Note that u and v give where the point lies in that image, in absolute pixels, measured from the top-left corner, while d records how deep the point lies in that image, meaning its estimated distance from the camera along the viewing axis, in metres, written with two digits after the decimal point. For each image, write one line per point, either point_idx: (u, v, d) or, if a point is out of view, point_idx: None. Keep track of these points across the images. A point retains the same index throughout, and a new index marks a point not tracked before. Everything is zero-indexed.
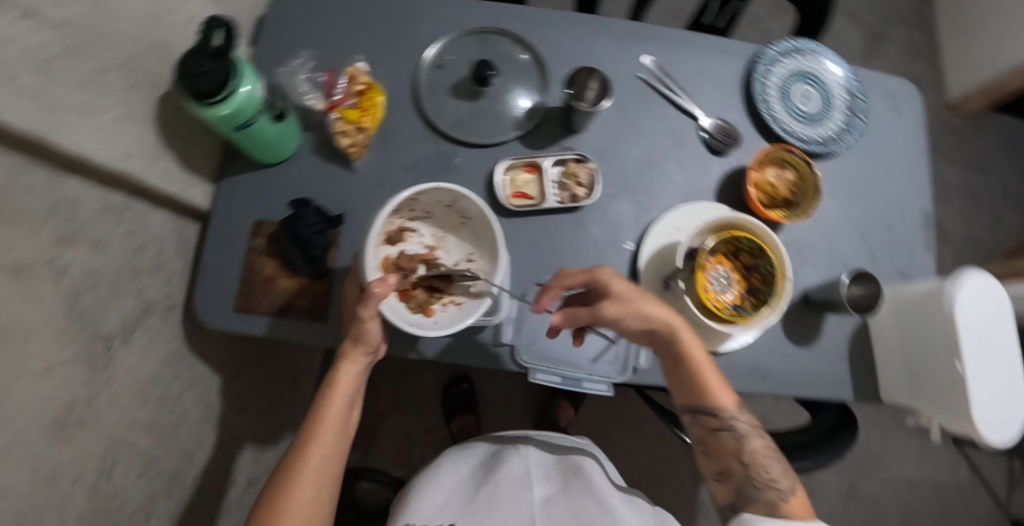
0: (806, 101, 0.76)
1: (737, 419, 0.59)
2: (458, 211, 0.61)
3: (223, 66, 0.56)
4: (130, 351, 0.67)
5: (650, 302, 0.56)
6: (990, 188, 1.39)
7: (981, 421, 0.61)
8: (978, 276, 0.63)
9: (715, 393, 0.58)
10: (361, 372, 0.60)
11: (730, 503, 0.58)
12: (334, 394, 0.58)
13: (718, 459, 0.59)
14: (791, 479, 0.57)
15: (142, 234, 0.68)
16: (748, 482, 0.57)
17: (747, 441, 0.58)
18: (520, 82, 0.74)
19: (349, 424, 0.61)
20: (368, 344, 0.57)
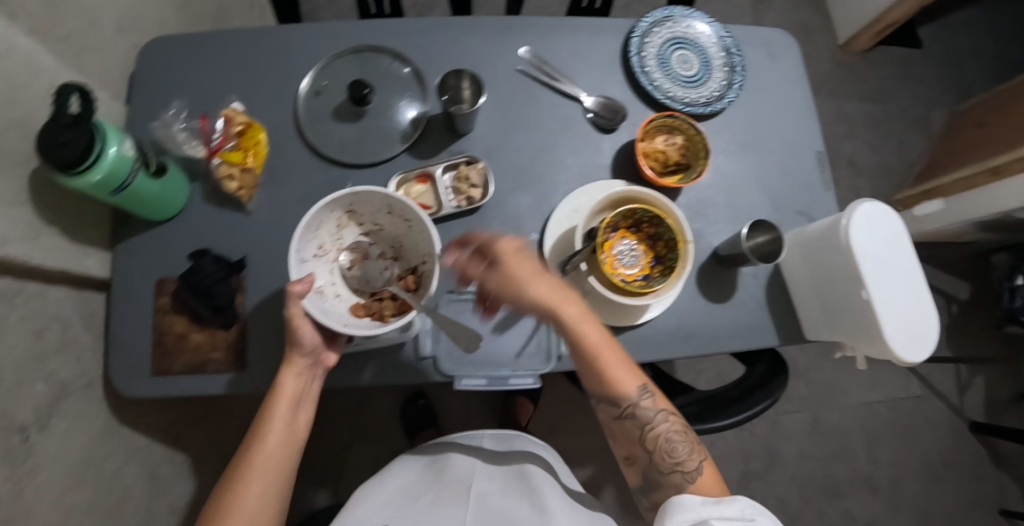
0: (685, 65, 0.78)
1: (641, 404, 0.60)
2: (397, 215, 0.61)
3: (85, 133, 0.55)
4: (50, 438, 0.65)
5: (541, 279, 0.58)
6: (895, 114, 1.44)
7: (897, 342, 0.64)
8: (868, 205, 0.66)
9: (618, 380, 0.59)
10: (305, 378, 0.60)
11: (642, 485, 0.62)
12: (279, 400, 0.58)
13: (624, 444, 0.62)
14: (698, 460, 0.58)
15: (40, 316, 0.65)
16: (655, 467, 0.59)
17: (654, 426, 0.60)
18: (401, 95, 0.74)
19: (299, 428, 0.62)
20: (302, 348, 0.57)
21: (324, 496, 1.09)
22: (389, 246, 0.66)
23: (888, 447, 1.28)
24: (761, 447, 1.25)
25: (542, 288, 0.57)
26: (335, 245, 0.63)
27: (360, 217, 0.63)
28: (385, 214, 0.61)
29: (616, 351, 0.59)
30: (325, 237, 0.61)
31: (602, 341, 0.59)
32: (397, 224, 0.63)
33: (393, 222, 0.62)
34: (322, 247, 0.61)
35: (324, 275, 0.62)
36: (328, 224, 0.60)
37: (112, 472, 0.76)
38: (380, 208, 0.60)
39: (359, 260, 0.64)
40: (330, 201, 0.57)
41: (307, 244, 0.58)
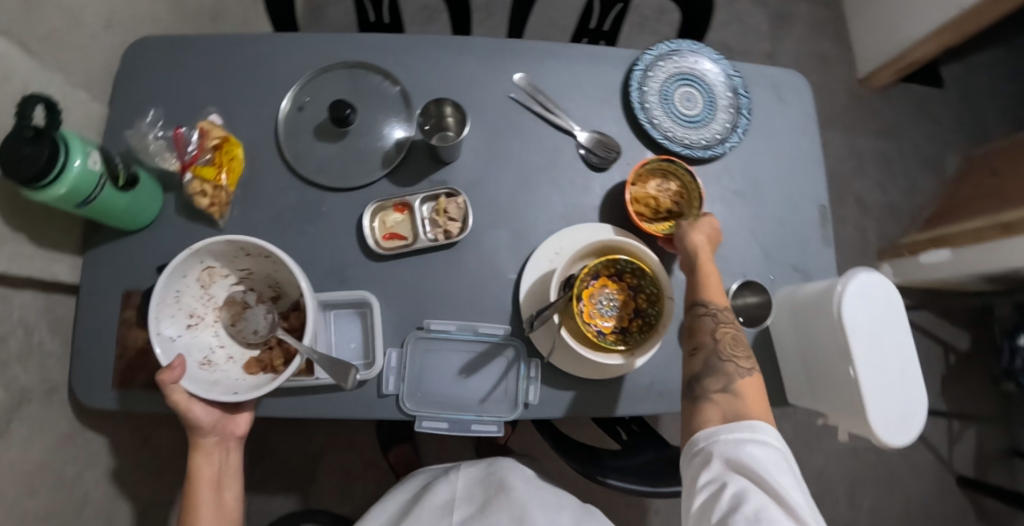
0: (687, 103, 0.74)
1: (724, 310, 0.59)
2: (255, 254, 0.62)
3: (46, 147, 0.53)
4: (8, 445, 0.65)
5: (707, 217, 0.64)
6: (910, 151, 1.39)
7: (880, 424, 0.62)
8: (866, 277, 0.63)
9: (711, 285, 0.60)
10: (218, 454, 0.65)
11: (694, 375, 0.56)
12: (198, 482, 0.63)
13: (693, 337, 0.58)
14: (755, 370, 0.56)
15: (4, 321, 0.64)
16: (714, 353, 0.56)
17: (728, 326, 0.58)
18: (387, 115, 0.71)
19: (229, 505, 0.65)
20: (199, 429, 0.62)
21: (293, 502, 1.09)
22: (266, 287, 0.67)
23: (869, 494, 1.26)
24: None
25: (700, 247, 0.62)
26: (208, 306, 0.65)
27: (222, 272, 0.64)
28: (243, 258, 0.63)
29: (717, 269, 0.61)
30: (191, 303, 0.63)
31: (716, 271, 0.61)
32: (265, 261, 0.63)
33: (260, 262, 0.64)
34: (192, 316, 0.63)
35: (206, 343, 0.64)
36: (187, 289, 0.62)
37: (71, 477, 0.75)
38: (236, 254, 0.62)
39: (239, 312, 0.66)
40: (177, 266, 0.59)
41: (170, 321, 0.61)
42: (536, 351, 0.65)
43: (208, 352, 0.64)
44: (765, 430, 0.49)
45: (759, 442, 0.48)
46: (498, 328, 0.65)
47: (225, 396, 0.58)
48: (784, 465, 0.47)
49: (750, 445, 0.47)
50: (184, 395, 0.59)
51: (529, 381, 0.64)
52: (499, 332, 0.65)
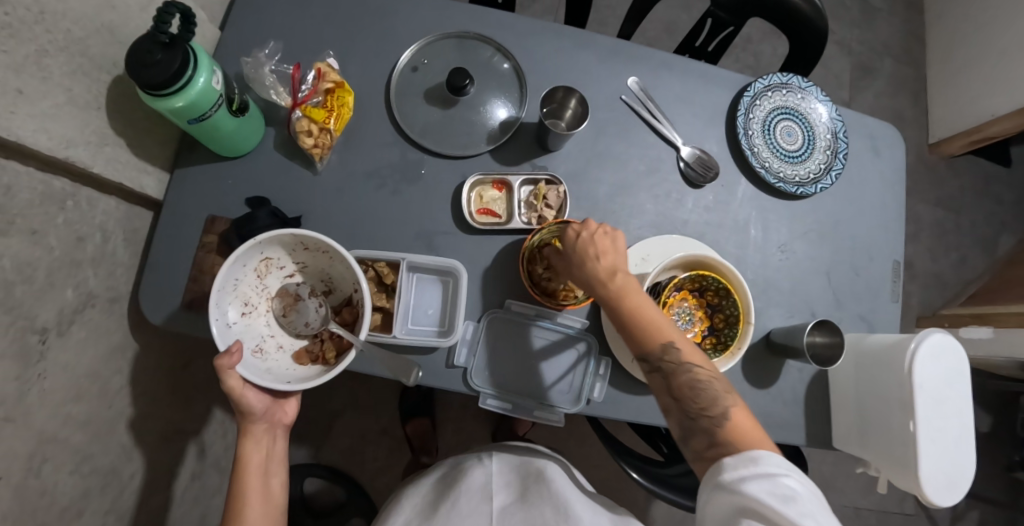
0: (788, 138, 0.75)
1: (666, 356, 0.55)
2: (313, 249, 0.62)
3: (177, 56, 0.53)
4: (65, 346, 0.65)
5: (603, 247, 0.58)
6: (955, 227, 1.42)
7: (929, 481, 0.62)
8: (939, 337, 0.64)
9: (638, 334, 0.56)
10: (266, 442, 0.67)
11: (678, 437, 0.55)
12: (247, 466, 0.65)
13: (658, 396, 0.57)
14: (726, 403, 0.53)
15: (84, 223, 0.65)
16: (684, 413, 0.54)
17: (678, 375, 0.54)
18: (498, 93, 0.71)
19: (275, 492, 0.68)
20: (251, 415, 0.64)
21: (303, 454, 1.10)
22: (319, 280, 0.68)
23: None
24: None
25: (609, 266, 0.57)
26: (262, 296, 0.66)
27: (277, 263, 0.65)
28: (302, 251, 0.64)
29: (648, 309, 0.56)
30: (247, 291, 0.63)
31: (644, 311, 0.56)
32: (319, 255, 0.64)
33: (317, 257, 0.65)
34: (247, 304, 0.64)
35: (259, 332, 0.65)
36: (246, 278, 0.62)
37: (114, 388, 0.76)
38: (295, 247, 0.63)
39: (290, 303, 0.67)
40: (239, 255, 0.59)
41: (227, 307, 0.61)
42: (607, 351, 0.66)
43: (260, 340, 0.64)
44: (766, 460, 0.47)
45: (764, 473, 0.46)
46: (577, 320, 0.66)
47: (281, 384, 0.59)
48: (797, 493, 0.45)
49: (754, 482, 0.46)
50: (238, 382, 0.60)
51: (596, 378, 0.65)
52: (577, 324, 0.66)
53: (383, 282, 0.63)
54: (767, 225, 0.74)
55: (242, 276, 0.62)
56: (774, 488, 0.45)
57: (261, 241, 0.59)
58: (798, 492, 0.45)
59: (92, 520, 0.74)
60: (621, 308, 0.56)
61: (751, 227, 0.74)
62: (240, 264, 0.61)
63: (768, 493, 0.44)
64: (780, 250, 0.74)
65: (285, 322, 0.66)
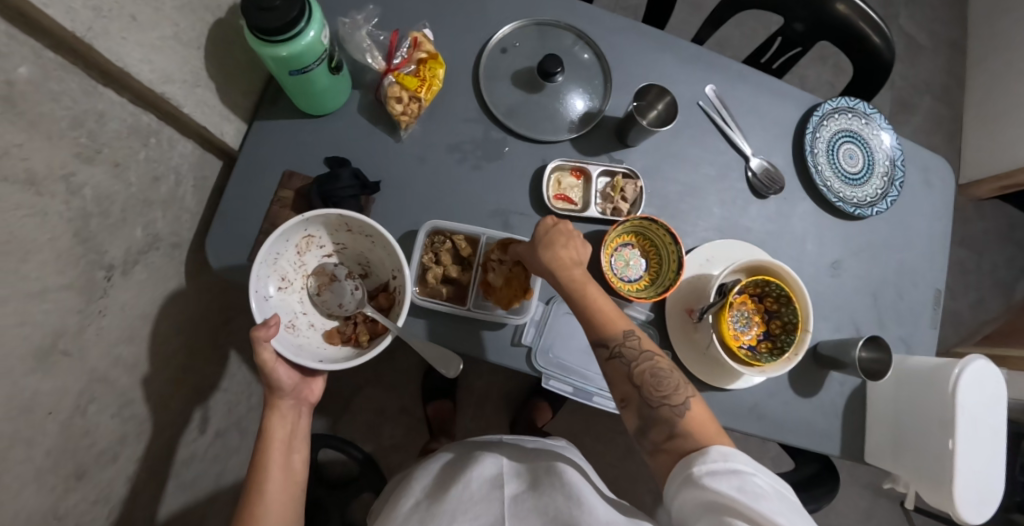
0: (850, 160, 0.78)
1: (627, 343, 0.55)
2: (357, 231, 0.62)
3: (296, 5, 0.52)
4: (128, 284, 0.65)
5: (564, 241, 0.56)
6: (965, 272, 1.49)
7: (961, 498, 0.64)
8: (981, 362, 0.66)
9: (597, 318, 0.55)
10: (291, 418, 0.62)
11: (636, 428, 0.54)
12: (271, 441, 0.59)
13: (616, 385, 0.55)
14: (685, 394, 0.53)
15: (162, 163, 0.65)
16: (643, 402, 0.53)
17: (639, 362, 0.54)
18: (582, 83, 0.72)
19: (297, 470, 0.61)
20: (283, 387, 0.59)
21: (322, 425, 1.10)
22: (356, 263, 0.68)
23: None
24: None
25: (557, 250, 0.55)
26: (298, 272, 0.65)
27: (317, 241, 0.64)
28: (344, 232, 0.63)
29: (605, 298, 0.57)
30: (285, 266, 0.62)
31: (601, 299, 0.56)
32: (361, 238, 0.64)
33: (359, 239, 0.64)
34: (284, 279, 0.62)
35: (292, 307, 0.63)
36: (287, 253, 0.61)
37: (162, 334, 0.75)
38: (339, 227, 0.62)
39: (326, 282, 0.66)
40: (287, 230, 0.58)
41: (266, 281, 0.60)
42: (666, 344, 0.69)
43: (293, 315, 0.63)
44: (735, 458, 0.46)
45: (734, 469, 0.45)
46: (643, 312, 0.68)
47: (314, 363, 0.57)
48: (766, 491, 0.43)
49: (723, 481, 0.44)
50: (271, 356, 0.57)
51: None
52: (642, 315, 0.68)
53: (460, 256, 0.65)
54: (822, 241, 0.77)
55: (283, 251, 0.61)
56: (742, 485, 0.43)
57: (308, 218, 0.58)
58: (766, 490, 0.44)
59: (122, 465, 0.72)
60: (581, 291, 0.55)
61: (808, 242, 0.76)
62: (282, 241, 0.60)
63: (735, 491, 0.43)
64: (831, 267, 0.77)
65: (316, 301, 0.65)
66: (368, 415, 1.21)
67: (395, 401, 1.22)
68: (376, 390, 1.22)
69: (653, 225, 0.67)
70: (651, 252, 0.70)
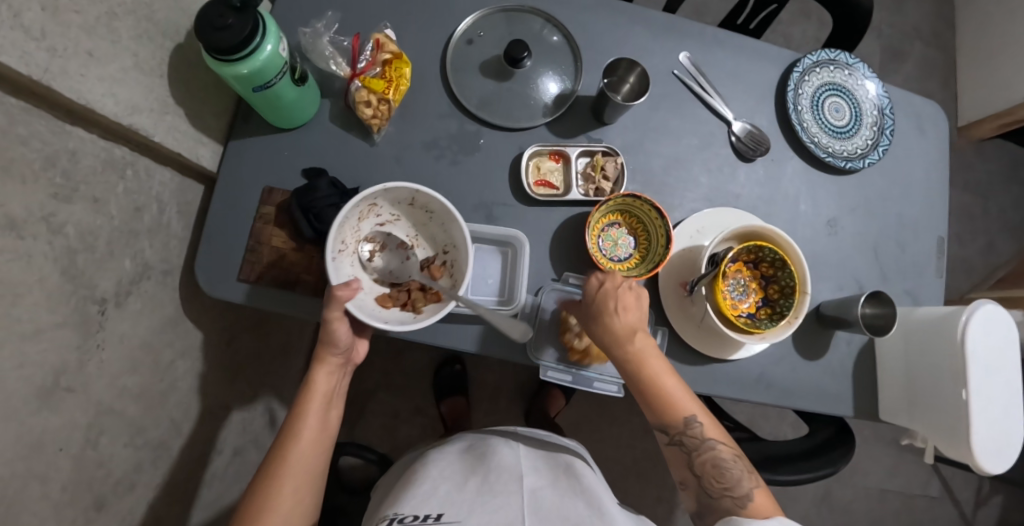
0: (836, 113, 0.76)
1: (689, 431, 0.55)
2: (420, 207, 0.62)
3: (249, 21, 0.52)
4: (123, 316, 0.65)
5: (625, 310, 0.56)
6: (973, 215, 1.46)
7: (980, 448, 0.63)
8: (991, 306, 0.64)
9: (669, 401, 0.55)
10: (336, 375, 0.62)
11: (695, 511, 0.56)
12: (312, 398, 0.60)
13: (676, 467, 0.57)
14: (750, 485, 0.53)
15: (142, 193, 0.65)
16: (703, 489, 0.55)
17: (700, 451, 0.55)
18: (552, 66, 0.71)
19: (331, 426, 0.62)
20: (335, 344, 0.59)
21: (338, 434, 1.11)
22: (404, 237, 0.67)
23: None
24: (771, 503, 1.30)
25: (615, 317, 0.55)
26: (352, 237, 0.63)
27: (378, 211, 0.63)
28: (407, 205, 0.63)
29: (671, 379, 0.56)
30: (347, 230, 0.60)
31: (662, 380, 0.56)
32: (420, 213, 0.64)
33: (415, 214, 0.64)
34: (343, 242, 0.60)
35: (346, 271, 0.61)
36: (352, 217, 0.60)
37: (167, 361, 0.76)
38: (404, 200, 0.62)
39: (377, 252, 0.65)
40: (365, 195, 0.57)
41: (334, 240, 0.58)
42: (664, 321, 0.68)
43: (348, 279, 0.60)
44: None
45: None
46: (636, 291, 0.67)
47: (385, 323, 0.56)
48: None
49: None
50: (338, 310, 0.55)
51: None
52: None
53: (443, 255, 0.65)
54: (816, 200, 0.75)
55: (351, 215, 0.59)
56: None
57: (387, 188, 0.58)
58: None
59: (142, 492, 0.74)
60: (642, 375, 0.55)
61: (802, 202, 0.74)
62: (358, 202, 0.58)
63: None
64: (827, 225, 0.75)
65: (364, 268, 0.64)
66: (383, 419, 1.22)
67: (408, 403, 1.23)
68: (389, 394, 1.23)
69: (636, 201, 0.66)
70: (639, 229, 0.69)
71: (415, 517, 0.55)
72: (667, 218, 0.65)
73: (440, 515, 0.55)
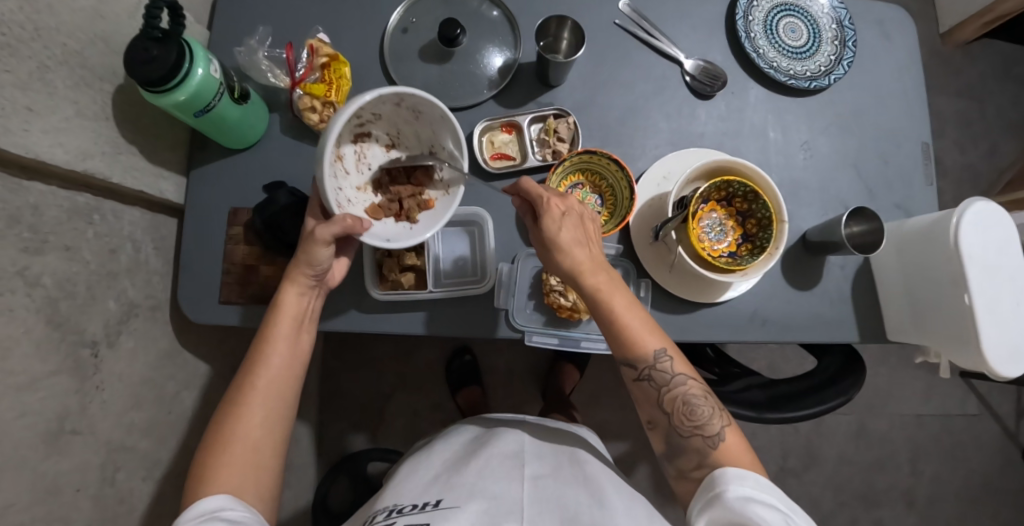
0: (792, 34, 0.73)
1: (657, 366, 0.54)
2: (409, 108, 0.54)
3: (172, 50, 0.52)
4: (117, 355, 0.67)
5: (582, 243, 0.54)
6: (971, 121, 1.40)
7: (993, 352, 0.59)
8: (981, 204, 0.60)
9: (637, 336, 0.53)
10: (307, 297, 0.58)
11: (664, 452, 0.55)
12: (281, 319, 0.56)
13: (645, 407, 0.56)
14: (720, 425, 0.52)
15: (114, 235, 0.67)
16: (673, 428, 0.54)
17: (670, 388, 0.54)
18: (491, 39, 0.70)
19: (302, 351, 0.58)
20: (313, 266, 0.56)
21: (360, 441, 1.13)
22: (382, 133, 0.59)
23: (933, 463, 1.28)
24: (804, 445, 1.28)
25: (575, 249, 0.54)
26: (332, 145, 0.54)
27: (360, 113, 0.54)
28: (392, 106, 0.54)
29: (639, 312, 0.55)
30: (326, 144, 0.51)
31: (628, 313, 0.54)
32: (403, 113, 0.56)
33: (398, 114, 0.56)
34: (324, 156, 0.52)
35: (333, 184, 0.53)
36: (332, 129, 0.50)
37: (171, 393, 0.78)
38: (390, 101, 0.52)
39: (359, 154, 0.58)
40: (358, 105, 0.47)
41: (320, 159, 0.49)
42: (645, 273, 0.67)
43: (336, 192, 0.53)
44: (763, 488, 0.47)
45: (766, 501, 0.46)
46: (611, 247, 0.67)
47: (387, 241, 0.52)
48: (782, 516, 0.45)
49: (758, 506, 0.45)
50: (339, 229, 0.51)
51: (639, 302, 0.66)
52: (612, 251, 0.67)
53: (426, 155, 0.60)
54: (784, 126, 0.72)
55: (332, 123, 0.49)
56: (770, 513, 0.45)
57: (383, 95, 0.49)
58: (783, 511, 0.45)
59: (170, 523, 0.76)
60: (606, 308, 0.53)
61: (769, 130, 0.72)
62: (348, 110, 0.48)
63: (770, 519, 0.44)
64: (801, 149, 0.72)
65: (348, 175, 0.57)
66: (403, 421, 1.23)
67: (424, 401, 1.24)
68: (404, 395, 1.24)
69: (593, 156, 0.65)
70: (601, 185, 0.68)
71: (414, 506, 0.53)
72: (626, 169, 0.65)
73: (439, 500, 0.53)
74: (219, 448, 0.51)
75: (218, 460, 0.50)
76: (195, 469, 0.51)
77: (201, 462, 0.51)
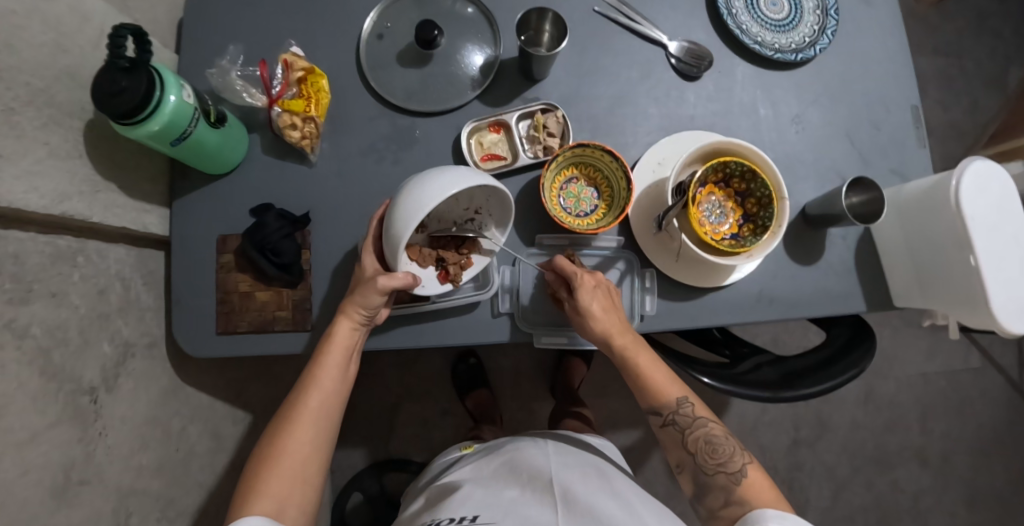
0: (773, 6, 0.72)
1: (680, 411, 0.58)
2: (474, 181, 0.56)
3: (142, 79, 0.50)
4: (117, 398, 0.65)
5: (610, 310, 0.59)
6: (951, 77, 1.40)
7: (1002, 311, 0.58)
8: (978, 164, 0.60)
9: (660, 387, 0.59)
10: (359, 331, 0.59)
11: (693, 494, 0.57)
12: (331, 348, 0.57)
13: (672, 451, 0.59)
14: (742, 461, 0.55)
15: (101, 275, 0.65)
16: (698, 468, 0.56)
17: (693, 429, 0.57)
18: (469, 37, 0.68)
19: (349, 378, 0.60)
20: (366, 306, 0.57)
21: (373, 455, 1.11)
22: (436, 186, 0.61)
23: (941, 420, 1.30)
24: (814, 414, 1.29)
25: (603, 314, 0.59)
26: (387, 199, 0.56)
27: None
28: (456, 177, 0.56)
29: (660, 365, 0.60)
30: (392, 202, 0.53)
31: (652, 369, 0.59)
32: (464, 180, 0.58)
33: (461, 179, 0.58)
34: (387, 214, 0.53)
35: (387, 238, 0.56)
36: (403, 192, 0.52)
37: (177, 429, 0.77)
38: None
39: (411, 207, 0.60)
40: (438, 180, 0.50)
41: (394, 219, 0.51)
42: (648, 263, 0.67)
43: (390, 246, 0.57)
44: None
45: None
46: (612, 240, 0.66)
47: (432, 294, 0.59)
48: None
49: None
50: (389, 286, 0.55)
51: (645, 292, 0.66)
52: (613, 245, 0.66)
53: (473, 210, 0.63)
54: (774, 101, 0.71)
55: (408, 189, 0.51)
56: None
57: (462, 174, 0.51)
58: None
59: None
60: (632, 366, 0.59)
61: (760, 107, 0.71)
62: (428, 181, 0.50)
63: None
64: (793, 123, 0.72)
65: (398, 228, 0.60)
66: (414, 430, 1.22)
67: (434, 408, 1.23)
68: (413, 404, 1.23)
69: (585, 149, 0.63)
70: (597, 177, 0.66)
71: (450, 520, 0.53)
72: (621, 159, 0.62)
73: (475, 517, 0.53)
74: (271, 464, 0.52)
75: (264, 477, 0.52)
76: (242, 483, 0.52)
77: (246, 482, 0.52)
